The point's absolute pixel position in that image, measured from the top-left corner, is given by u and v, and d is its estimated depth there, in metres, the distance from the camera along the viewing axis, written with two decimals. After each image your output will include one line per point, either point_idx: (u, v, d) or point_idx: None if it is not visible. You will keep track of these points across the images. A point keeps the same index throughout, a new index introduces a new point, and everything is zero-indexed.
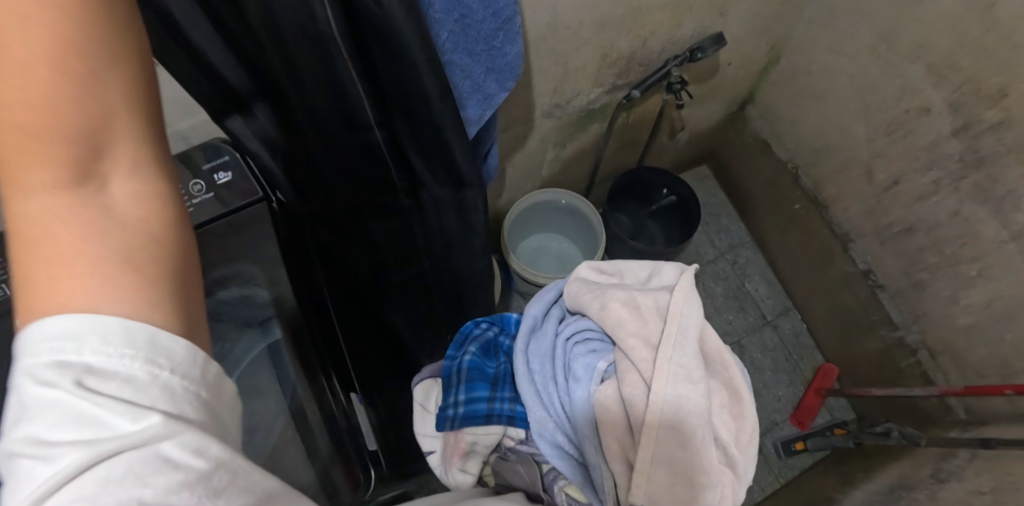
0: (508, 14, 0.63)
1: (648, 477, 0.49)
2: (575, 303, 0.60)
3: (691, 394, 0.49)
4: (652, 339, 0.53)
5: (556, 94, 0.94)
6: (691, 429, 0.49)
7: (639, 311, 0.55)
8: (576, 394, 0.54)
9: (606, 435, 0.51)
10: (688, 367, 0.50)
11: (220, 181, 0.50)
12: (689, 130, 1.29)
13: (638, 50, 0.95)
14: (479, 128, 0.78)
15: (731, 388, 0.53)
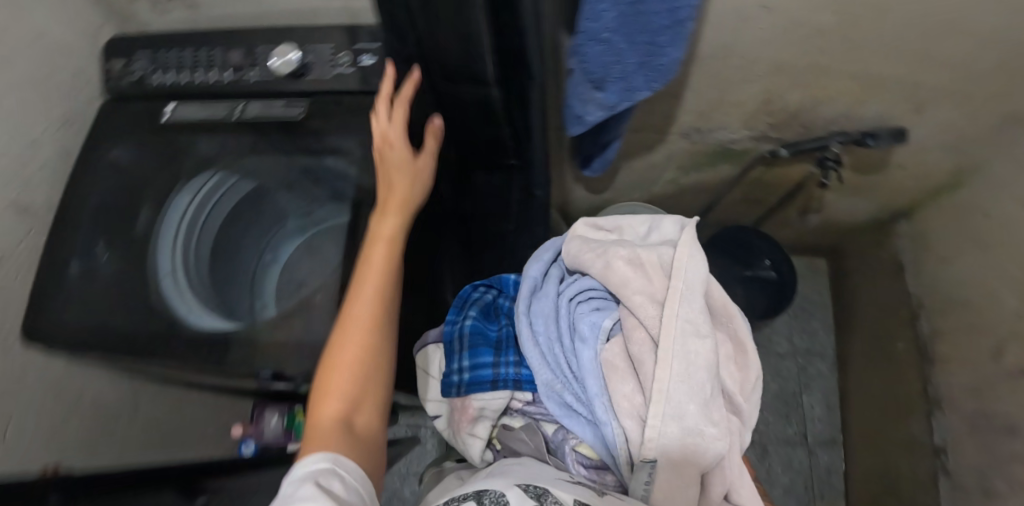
0: (683, 16, 0.61)
1: (659, 431, 0.55)
2: (576, 263, 0.70)
3: (699, 345, 0.58)
4: (657, 297, 0.62)
5: (700, 119, 0.90)
6: (701, 382, 0.57)
7: (644, 271, 0.64)
8: (586, 353, 0.64)
9: (615, 384, 0.61)
10: (693, 321, 0.59)
11: (363, 62, 0.70)
12: (822, 217, 1.18)
13: (806, 109, 0.87)
14: (609, 118, 0.78)
15: (737, 342, 0.65)
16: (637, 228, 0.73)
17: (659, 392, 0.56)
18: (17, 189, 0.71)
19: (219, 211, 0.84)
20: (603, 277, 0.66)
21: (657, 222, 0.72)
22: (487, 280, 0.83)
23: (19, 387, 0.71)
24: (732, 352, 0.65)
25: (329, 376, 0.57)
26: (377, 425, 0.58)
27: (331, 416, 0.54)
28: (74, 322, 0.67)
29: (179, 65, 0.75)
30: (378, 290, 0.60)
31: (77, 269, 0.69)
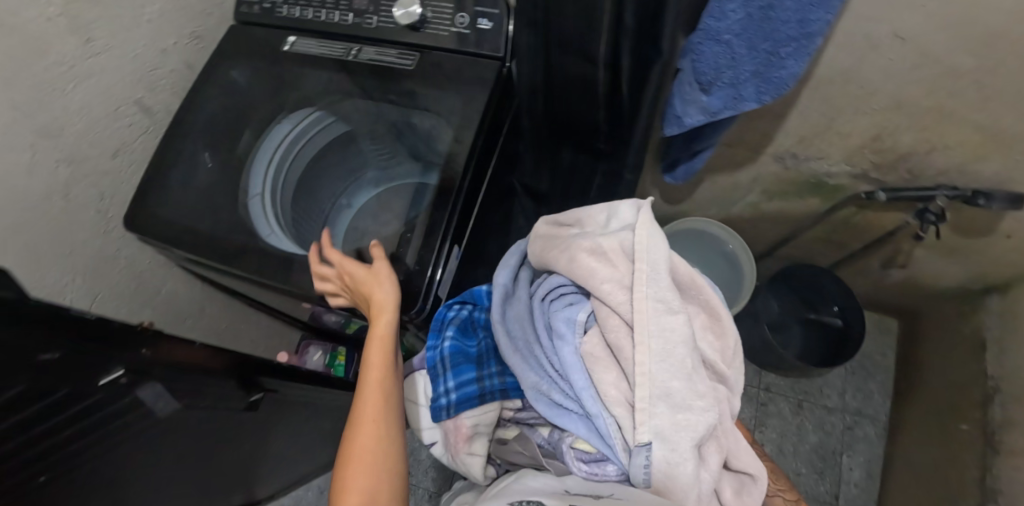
0: (814, 29, 0.57)
1: (648, 413, 0.53)
2: (546, 261, 0.67)
3: (676, 323, 0.53)
4: (622, 283, 0.57)
5: (800, 144, 0.87)
6: (681, 358, 0.53)
7: (609, 258, 0.58)
8: (566, 351, 0.62)
9: (598, 374, 0.58)
10: (664, 297, 0.54)
11: (480, 24, 0.69)
12: (907, 273, 1.11)
13: (917, 154, 0.81)
14: (708, 124, 0.75)
15: (712, 310, 0.60)
16: (598, 217, 0.65)
17: (642, 379, 0.53)
18: (144, 91, 0.79)
19: (311, 149, 0.88)
20: (569, 272, 0.61)
21: (616, 207, 0.64)
22: (460, 295, 0.77)
23: (109, 266, 0.80)
24: (711, 322, 0.60)
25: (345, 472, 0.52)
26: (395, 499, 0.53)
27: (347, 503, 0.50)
28: (167, 216, 0.73)
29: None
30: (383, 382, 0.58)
31: (180, 171, 0.75)
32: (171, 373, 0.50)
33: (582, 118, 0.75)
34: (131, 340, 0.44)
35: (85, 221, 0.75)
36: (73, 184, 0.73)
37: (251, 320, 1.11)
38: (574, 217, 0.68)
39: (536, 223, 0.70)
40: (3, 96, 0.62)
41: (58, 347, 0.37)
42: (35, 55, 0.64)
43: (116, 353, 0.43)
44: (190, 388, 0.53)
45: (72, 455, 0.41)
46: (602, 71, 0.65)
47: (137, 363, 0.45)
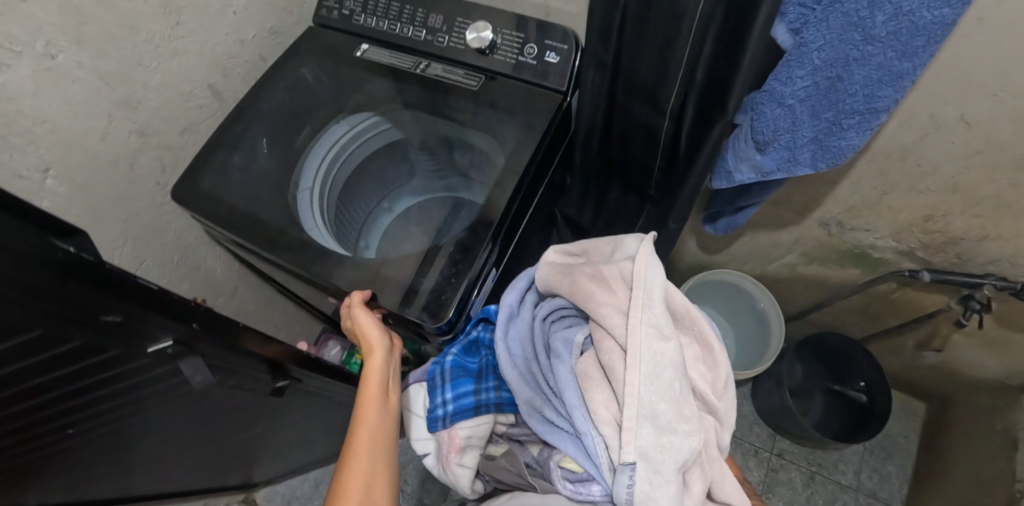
0: (881, 105, 0.57)
1: (635, 434, 0.52)
2: (551, 286, 0.68)
3: (666, 347, 0.54)
4: (618, 309, 0.58)
5: (848, 213, 0.86)
6: (669, 381, 0.54)
7: (609, 283, 0.60)
8: (560, 368, 0.62)
9: (589, 393, 0.58)
10: (658, 323, 0.55)
11: (548, 57, 0.72)
12: (941, 358, 1.07)
13: (968, 240, 0.79)
14: (758, 182, 0.75)
15: (703, 341, 0.62)
16: (604, 249, 0.68)
17: (631, 400, 0.53)
18: (218, 76, 0.83)
19: (362, 151, 0.89)
20: (572, 295, 0.63)
21: (621, 240, 0.66)
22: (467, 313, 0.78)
23: (158, 236, 0.83)
24: (701, 355, 0.62)
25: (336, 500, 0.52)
26: None
27: None
28: (219, 197, 0.76)
29: (383, 11, 0.82)
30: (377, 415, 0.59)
31: (239, 157, 0.78)
32: (217, 352, 0.50)
33: (637, 160, 0.75)
34: (193, 319, 0.44)
35: (145, 191, 0.79)
36: (141, 154, 0.76)
37: (278, 306, 1.14)
38: (582, 248, 0.70)
39: (545, 251, 0.73)
40: (93, 66, 0.66)
41: (118, 312, 0.38)
42: (128, 32, 0.68)
43: (173, 328, 0.43)
44: (229, 365, 0.53)
45: (100, 394, 0.44)
46: (667, 121, 0.64)
47: (188, 338, 0.45)
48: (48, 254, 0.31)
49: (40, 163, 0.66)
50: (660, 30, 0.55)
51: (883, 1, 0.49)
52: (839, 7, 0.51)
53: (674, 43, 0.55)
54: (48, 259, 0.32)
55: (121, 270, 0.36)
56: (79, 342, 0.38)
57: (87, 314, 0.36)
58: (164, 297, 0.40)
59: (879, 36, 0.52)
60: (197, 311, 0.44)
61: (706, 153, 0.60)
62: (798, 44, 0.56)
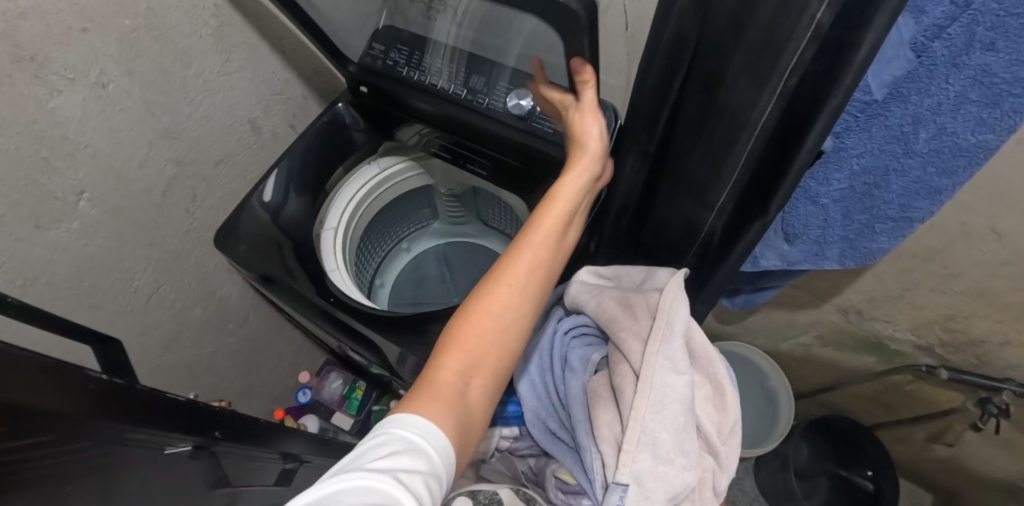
0: (914, 216, 0.58)
1: (632, 457, 0.53)
2: (576, 304, 0.70)
3: (676, 381, 0.54)
4: (641, 332, 0.60)
5: (868, 303, 0.86)
6: (676, 413, 0.54)
7: (633, 311, 0.62)
8: (572, 382, 0.64)
9: (596, 409, 0.59)
10: (675, 355, 0.55)
11: None
12: (952, 455, 1.05)
13: (988, 344, 0.79)
14: (783, 269, 0.75)
15: (716, 384, 0.61)
16: (634, 275, 0.70)
17: (635, 418, 0.53)
18: (260, 112, 0.85)
19: (389, 193, 0.93)
20: (598, 316, 0.65)
21: (653, 269, 0.68)
22: None
23: (179, 262, 0.83)
24: (712, 393, 0.61)
25: (468, 314, 0.49)
26: (505, 368, 0.49)
27: (457, 356, 0.47)
28: (242, 233, 0.77)
29: (407, 61, 0.77)
30: (536, 255, 0.51)
31: (271, 195, 0.79)
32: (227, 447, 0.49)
33: (673, 245, 0.73)
34: (204, 424, 0.46)
35: (173, 218, 0.79)
36: (174, 183, 0.77)
37: (285, 335, 1.13)
38: (613, 268, 0.71)
39: (577, 270, 0.71)
40: (141, 96, 0.67)
41: (143, 428, 0.39)
42: (179, 66, 0.70)
43: (190, 431, 0.44)
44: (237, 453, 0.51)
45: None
46: (713, 216, 0.62)
47: (204, 441, 0.46)
48: (85, 380, 0.36)
49: (76, 187, 0.65)
50: (717, 137, 0.54)
51: (928, 120, 0.50)
52: (882, 119, 0.52)
53: (729, 151, 0.53)
54: (85, 386, 0.36)
55: (146, 386, 0.40)
56: (111, 460, 0.36)
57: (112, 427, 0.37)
58: (174, 403, 0.42)
59: (922, 150, 0.52)
60: (212, 412, 0.47)
61: (741, 248, 0.61)
62: (838, 149, 0.57)
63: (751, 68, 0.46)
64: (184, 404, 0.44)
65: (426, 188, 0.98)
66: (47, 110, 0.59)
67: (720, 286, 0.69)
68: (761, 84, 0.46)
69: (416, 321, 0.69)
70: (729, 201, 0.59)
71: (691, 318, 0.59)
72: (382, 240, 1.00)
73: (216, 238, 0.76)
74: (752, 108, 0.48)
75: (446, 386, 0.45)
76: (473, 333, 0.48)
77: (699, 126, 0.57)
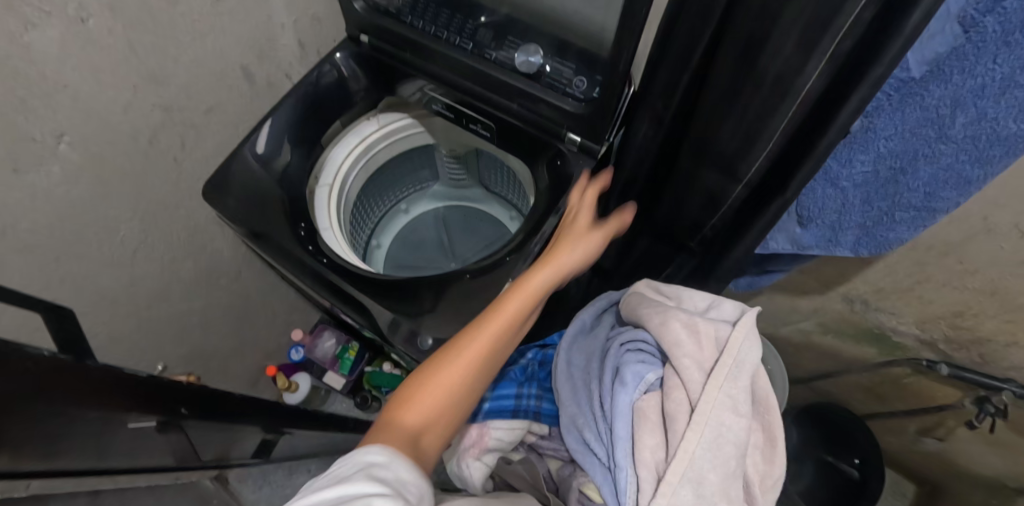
0: (940, 207, 0.54)
1: (673, 488, 0.49)
2: (636, 317, 0.66)
3: (732, 423, 0.51)
4: (704, 364, 0.55)
5: (874, 294, 0.83)
6: (726, 453, 0.51)
7: (698, 337, 0.57)
8: (620, 396, 0.58)
9: (641, 428, 0.55)
10: (734, 396, 0.52)
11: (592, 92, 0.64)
12: (939, 449, 1.05)
13: (995, 343, 0.77)
14: (792, 253, 0.72)
15: (767, 433, 0.57)
16: (697, 303, 0.65)
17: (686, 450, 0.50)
18: (252, 59, 0.80)
19: (387, 151, 0.89)
20: (659, 335, 0.60)
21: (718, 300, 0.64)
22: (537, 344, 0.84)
23: (168, 214, 0.80)
24: (758, 441, 0.57)
25: (435, 366, 0.51)
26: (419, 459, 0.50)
27: (422, 405, 0.48)
28: (231, 183, 0.74)
29: (412, 9, 0.73)
30: (481, 359, 0.52)
31: (264, 146, 0.76)
32: (198, 424, 0.52)
33: (689, 220, 0.69)
34: (168, 402, 0.47)
35: (160, 166, 0.76)
36: (161, 130, 0.73)
37: (278, 292, 1.11)
38: (676, 292, 0.66)
39: (635, 282, 0.71)
40: (123, 34, 0.63)
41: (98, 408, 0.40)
42: (166, 4, 0.65)
43: (150, 409, 0.45)
44: (217, 432, 0.57)
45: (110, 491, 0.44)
46: (739, 189, 0.58)
47: (170, 418, 0.47)
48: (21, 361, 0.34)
49: (56, 128, 0.62)
50: (754, 106, 0.50)
51: (969, 104, 0.46)
52: (918, 99, 0.48)
53: (768, 117, 0.49)
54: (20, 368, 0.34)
55: (102, 368, 0.40)
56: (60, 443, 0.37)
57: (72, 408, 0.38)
58: (133, 378, 0.43)
59: (956, 136, 0.48)
60: (185, 390, 0.49)
61: (760, 224, 0.58)
62: (866, 128, 0.54)
63: (802, 28, 0.42)
64: (147, 380, 0.45)
65: (426, 148, 0.94)
66: (22, 45, 0.55)
67: (733, 264, 0.67)
68: (809, 49, 0.42)
69: (411, 286, 0.67)
70: (759, 174, 0.55)
71: (757, 362, 0.56)
72: (379, 199, 0.97)
73: (205, 190, 0.73)
74: (799, 74, 0.44)
75: (400, 427, 0.46)
76: (432, 391, 0.49)
77: (731, 94, 0.52)
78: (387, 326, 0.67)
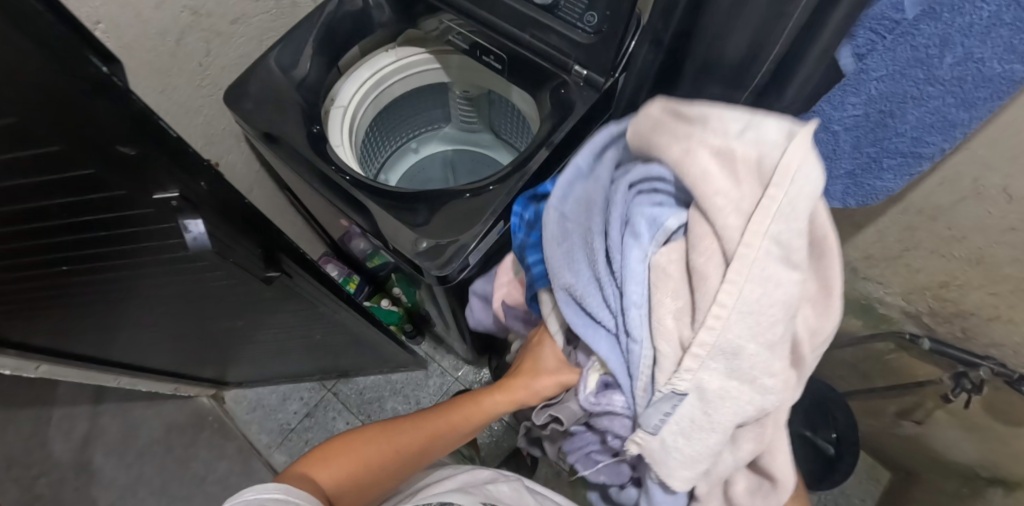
0: (927, 154, 0.56)
1: (700, 364, 0.38)
2: (644, 143, 0.42)
3: (784, 278, 0.34)
4: (746, 203, 0.34)
5: (864, 261, 0.85)
6: (775, 315, 0.35)
7: (733, 167, 0.35)
8: (631, 254, 0.42)
9: (659, 293, 0.40)
10: (789, 239, 0.33)
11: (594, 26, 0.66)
12: (915, 434, 1.06)
13: (976, 318, 0.78)
14: None
15: (824, 282, 0.37)
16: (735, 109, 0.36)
17: (713, 326, 0.36)
18: None
19: (401, 85, 0.91)
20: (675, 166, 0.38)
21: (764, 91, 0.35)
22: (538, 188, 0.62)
23: (189, 117, 0.84)
24: (809, 297, 0.38)
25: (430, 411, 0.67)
26: (379, 453, 0.61)
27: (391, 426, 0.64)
28: (250, 90, 0.78)
29: None
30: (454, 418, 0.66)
31: (286, 58, 0.79)
32: (222, 222, 0.54)
33: None
34: (200, 178, 0.51)
35: (185, 69, 0.79)
36: (188, 32, 0.76)
37: (287, 219, 1.15)
38: (701, 107, 0.37)
39: (647, 101, 0.42)
40: None
41: (133, 146, 0.43)
42: None
43: (175, 179, 0.48)
44: (234, 248, 0.57)
45: (114, 237, 0.51)
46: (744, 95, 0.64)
47: (194, 193, 0.51)
48: (83, 66, 0.37)
49: (92, 14, 0.64)
50: (761, 11, 0.53)
51: (956, 43, 0.45)
52: (909, 39, 0.48)
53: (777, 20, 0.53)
54: (82, 71, 0.37)
55: (144, 106, 0.43)
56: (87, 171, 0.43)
57: (108, 137, 0.42)
58: (178, 146, 0.46)
59: (944, 78, 0.49)
60: (211, 172, 0.51)
61: None
62: (858, 70, 0.53)
63: None
64: (184, 151, 0.47)
65: (440, 86, 0.96)
66: None
67: None
68: None
69: (413, 199, 0.70)
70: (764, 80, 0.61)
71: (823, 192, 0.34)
72: (392, 134, 1.00)
73: (228, 94, 0.78)
74: None
75: (347, 440, 0.62)
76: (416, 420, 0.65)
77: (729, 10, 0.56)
78: (391, 230, 0.71)
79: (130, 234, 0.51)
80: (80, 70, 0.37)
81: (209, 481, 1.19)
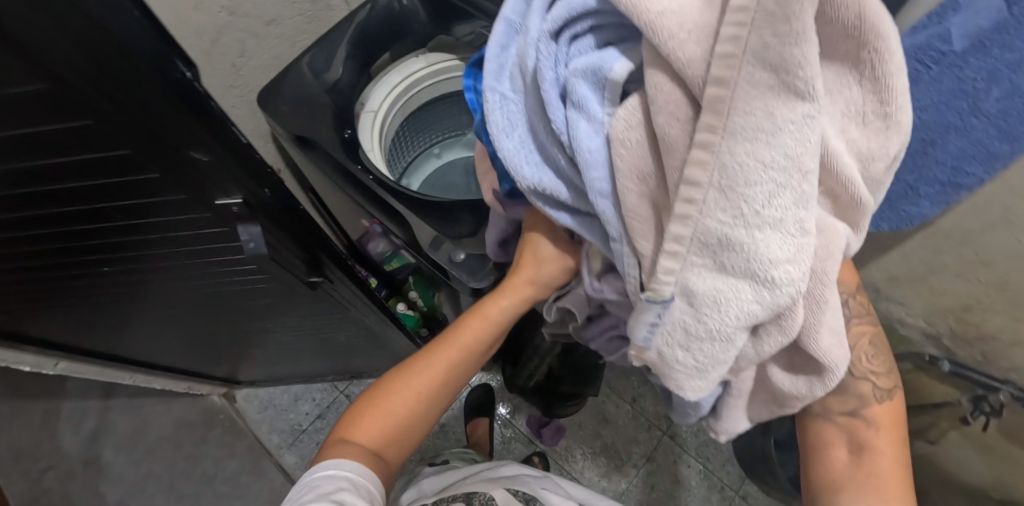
0: (966, 185, 0.55)
1: (683, 257, 0.35)
2: None
3: (787, 116, 0.28)
4: (706, 22, 0.30)
5: (887, 282, 0.86)
6: (780, 170, 0.29)
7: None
8: (580, 128, 0.39)
9: (620, 161, 0.37)
10: (778, 63, 0.26)
11: None
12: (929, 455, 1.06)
13: (998, 342, 0.78)
14: None
15: (879, 94, 0.30)
16: None
17: (688, 212, 0.33)
18: None
19: (430, 91, 0.90)
20: None
21: None
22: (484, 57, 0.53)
23: None
24: (851, 114, 0.32)
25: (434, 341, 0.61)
26: (405, 399, 0.57)
27: (402, 369, 0.59)
28: (284, 92, 0.78)
29: None
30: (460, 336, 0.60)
31: (319, 61, 0.80)
32: (274, 227, 0.55)
33: None
34: (263, 185, 0.49)
35: (219, 69, 0.79)
36: (224, 33, 0.76)
37: None
38: None
39: None
40: None
41: (207, 153, 0.42)
42: None
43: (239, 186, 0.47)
44: (283, 252, 0.59)
45: (168, 228, 0.50)
46: None
47: (252, 201, 0.50)
48: (171, 72, 0.35)
49: None
50: None
51: (1006, 78, 0.45)
52: (956, 70, 0.47)
53: None
54: (171, 78, 0.36)
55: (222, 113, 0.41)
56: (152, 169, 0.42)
57: (180, 144, 0.41)
58: (247, 152, 0.45)
59: (988, 111, 0.48)
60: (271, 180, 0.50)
61: None
62: None
63: None
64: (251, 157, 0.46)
65: None
66: None
67: None
68: None
69: (449, 208, 0.70)
70: None
71: None
72: (416, 138, 1.00)
73: (262, 96, 0.78)
74: None
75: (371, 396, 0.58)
76: (422, 355, 0.60)
77: None
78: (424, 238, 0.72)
79: (185, 226, 0.51)
80: (168, 77, 0.35)
81: (219, 479, 1.18)
